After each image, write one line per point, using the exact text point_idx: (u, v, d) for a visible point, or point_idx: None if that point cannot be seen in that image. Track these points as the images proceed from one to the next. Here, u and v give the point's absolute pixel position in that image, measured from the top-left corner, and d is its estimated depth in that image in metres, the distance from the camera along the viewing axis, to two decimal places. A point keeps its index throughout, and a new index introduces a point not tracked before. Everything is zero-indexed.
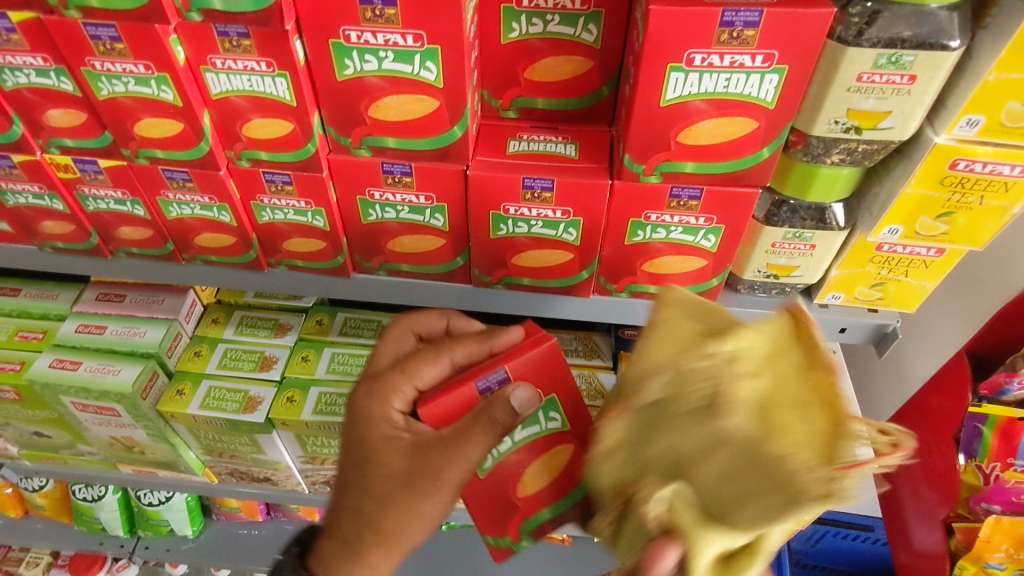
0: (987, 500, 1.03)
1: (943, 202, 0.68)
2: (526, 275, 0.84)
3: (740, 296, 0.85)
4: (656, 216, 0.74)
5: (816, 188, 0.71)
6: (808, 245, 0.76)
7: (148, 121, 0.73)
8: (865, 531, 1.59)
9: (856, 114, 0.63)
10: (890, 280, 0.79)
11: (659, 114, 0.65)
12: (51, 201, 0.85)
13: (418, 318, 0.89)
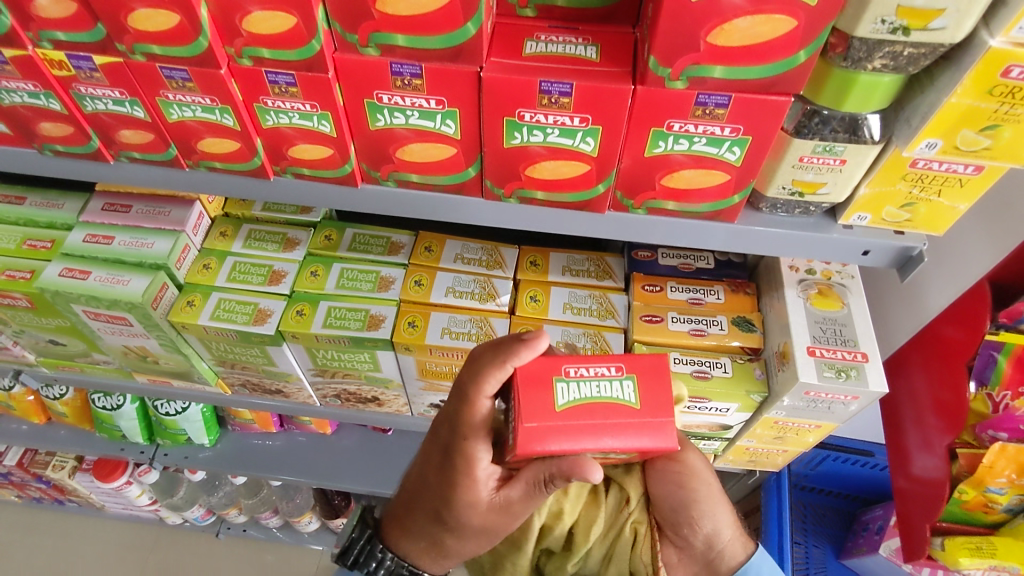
0: (994, 427, 1.03)
1: (990, 113, 0.63)
2: (540, 187, 0.81)
3: (761, 215, 0.82)
4: (678, 125, 0.70)
5: (854, 96, 0.67)
6: (837, 160, 0.72)
7: (142, 12, 0.69)
8: (865, 457, 1.62)
9: (906, 11, 0.58)
10: (921, 201, 0.75)
11: (690, 9, 0.60)
12: (48, 101, 0.82)
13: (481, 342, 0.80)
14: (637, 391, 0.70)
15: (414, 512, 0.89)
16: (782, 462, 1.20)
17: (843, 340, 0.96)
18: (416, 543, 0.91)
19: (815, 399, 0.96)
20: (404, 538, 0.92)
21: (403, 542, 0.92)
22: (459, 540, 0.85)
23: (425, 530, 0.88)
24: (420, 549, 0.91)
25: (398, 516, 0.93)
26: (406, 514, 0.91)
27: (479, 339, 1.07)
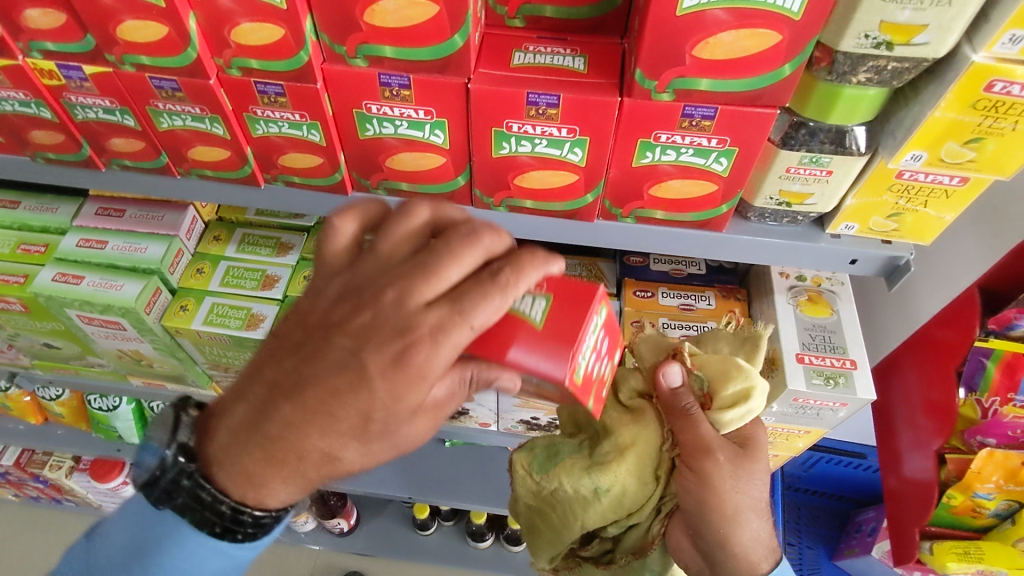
0: (982, 433, 1.05)
1: (973, 126, 0.64)
2: (529, 196, 0.81)
3: (749, 224, 0.83)
4: (665, 136, 0.71)
5: (839, 108, 0.67)
6: (824, 171, 0.72)
7: (130, 24, 0.69)
8: (858, 458, 1.63)
9: (889, 27, 0.58)
10: (908, 211, 0.75)
11: (675, 24, 0.61)
12: (38, 110, 0.82)
13: (470, 247, 0.54)
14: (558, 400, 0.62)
15: (271, 406, 0.57)
16: (772, 466, 1.20)
17: (831, 346, 0.97)
18: (244, 484, 0.61)
19: (804, 406, 0.96)
20: (201, 446, 0.65)
21: (218, 473, 0.63)
22: (252, 461, 0.60)
23: (259, 442, 0.58)
24: (247, 477, 0.61)
25: (217, 406, 0.66)
26: (243, 412, 0.60)
27: None
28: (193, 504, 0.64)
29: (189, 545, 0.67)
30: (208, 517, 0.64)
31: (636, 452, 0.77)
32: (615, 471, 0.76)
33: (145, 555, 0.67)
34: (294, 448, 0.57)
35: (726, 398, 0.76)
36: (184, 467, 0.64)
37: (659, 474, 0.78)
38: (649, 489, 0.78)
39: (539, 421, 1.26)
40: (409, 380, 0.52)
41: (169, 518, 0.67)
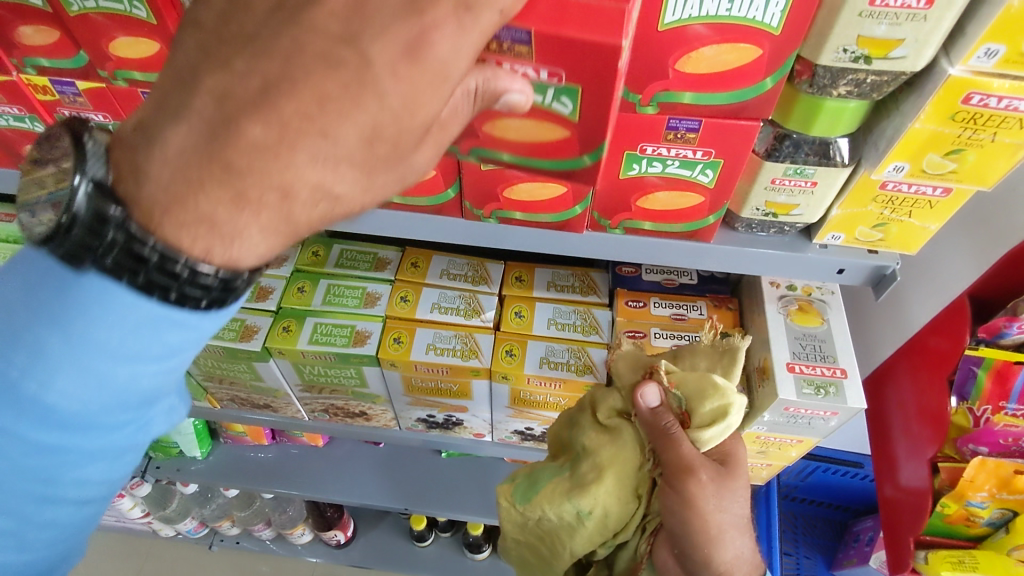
0: (974, 442, 1.04)
1: (953, 138, 0.64)
2: (519, 208, 0.82)
3: (737, 235, 0.84)
4: (651, 149, 0.71)
5: (821, 120, 0.68)
6: (809, 182, 0.73)
7: (123, 40, 0.70)
8: (853, 467, 1.63)
9: (866, 41, 0.59)
10: (893, 221, 0.76)
11: (657, 39, 0.61)
12: (33, 124, 0.83)
13: None
14: (579, 103, 0.58)
15: (235, 129, 0.43)
16: (766, 476, 1.20)
17: (822, 355, 0.97)
18: (203, 230, 0.45)
19: (795, 416, 0.96)
20: (127, 164, 0.46)
21: (169, 229, 0.45)
22: (209, 202, 0.44)
23: (217, 173, 0.43)
24: (211, 227, 0.45)
25: (142, 128, 0.46)
26: (186, 137, 0.44)
27: (464, 355, 1.08)
28: (129, 268, 0.46)
29: (122, 312, 0.48)
30: (151, 282, 0.46)
31: (615, 475, 0.80)
32: (595, 493, 0.79)
33: (57, 330, 0.47)
34: (273, 174, 0.43)
35: (705, 415, 0.78)
36: (111, 217, 0.45)
37: (640, 493, 0.81)
38: (631, 509, 0.81)
39: (533, 431, 1.26)
40: (428, 78, 0.44)
41: (91, 290, 0.47)
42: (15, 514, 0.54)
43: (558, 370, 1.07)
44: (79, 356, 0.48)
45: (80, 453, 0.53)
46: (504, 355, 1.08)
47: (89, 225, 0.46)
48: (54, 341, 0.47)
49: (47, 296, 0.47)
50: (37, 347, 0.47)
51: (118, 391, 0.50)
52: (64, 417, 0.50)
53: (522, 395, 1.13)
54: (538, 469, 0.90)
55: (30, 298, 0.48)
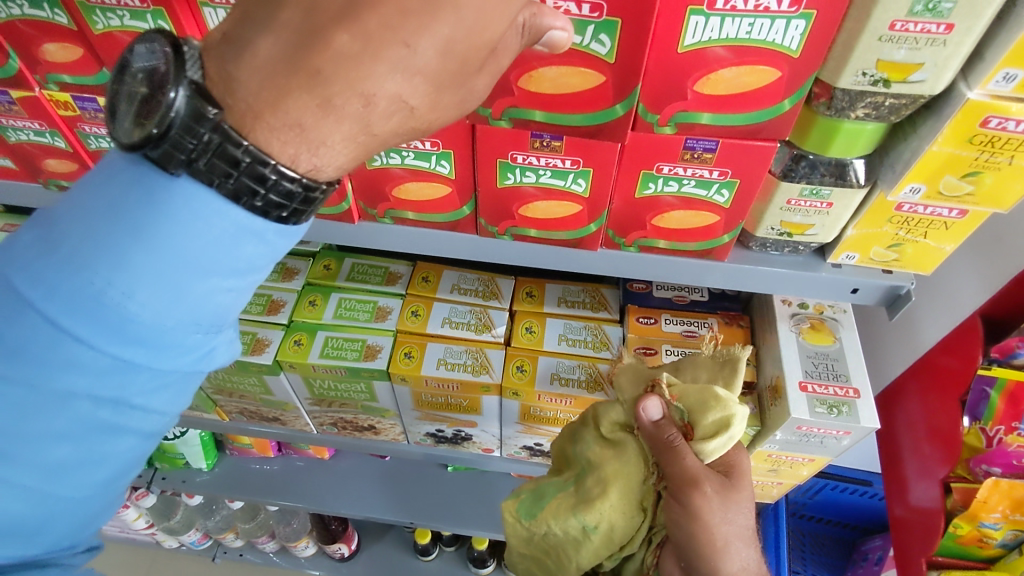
0: (987, 462, 1.02)
1: (970, 160, 0.65)
2: (533, 225, 0.82)
3: (751, 253, 0.84)
4: (668, 168, 0.72)
5: (838, 142, 0.68)
6: (825, 203, 0.73)
7: None
8: (862, 486, 1.62)
9: (886, 66, 0.59)
10: (908, 242, 0.76)
11: (676, 60, 0.62)
12: (53, 139, 0.84)
13: None
14: (616, 42, 0.60)
15: (323, 39, 0.44)
16: (777, 494, 1.19)
17: (834, 374, 0.97)
18: (292, 136, 0.47)
19: (807, 434, 0.96)
20: (215, 73, 0.47)
21: (262, 132, 0.47)
22: (297, 106, 0.46)
23: (304, 79, 0.45)
24: (301, 135, 0.47)
25: (225, 38, 0.47)
26: (272, 46, 0.45)
27: (475, 370, 1.08)
28: (224, 174, 0.47)
29: (210, 220, 0.49)
30: (242, 186, 0.48)
31: (619, 489, 0.81)
32: (600, 508, 0.81)
33: (145, 237, 0.48)
34: (354, 84, 0.44)
35: (708, 427, 0.77)
36: (210, 117, 0.47)
37: (645, 506, 0.82)
38: (637, 522, 0.82)
39: (542, 447, 1.26)
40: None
41: (182, 198, 0.48)
42: (81, 438, 0.52)
43: (569, 387, 1.07)
44: (166, 264, 0.48)
45: (150, 373, 0.52)
46: (515, 371, 1.08)
47: (182, 125, 0.46)
48: (139, 249, 0.48)
49: (131, 203, 0.48)
50: (123, 253, 0.47)
51: (196, 304, 0.50)
52: (143, 328, 0.49)
53: (532, 411, 1.13)
54: (543, 484, 0.92)
55: (112, 211, 0.48)
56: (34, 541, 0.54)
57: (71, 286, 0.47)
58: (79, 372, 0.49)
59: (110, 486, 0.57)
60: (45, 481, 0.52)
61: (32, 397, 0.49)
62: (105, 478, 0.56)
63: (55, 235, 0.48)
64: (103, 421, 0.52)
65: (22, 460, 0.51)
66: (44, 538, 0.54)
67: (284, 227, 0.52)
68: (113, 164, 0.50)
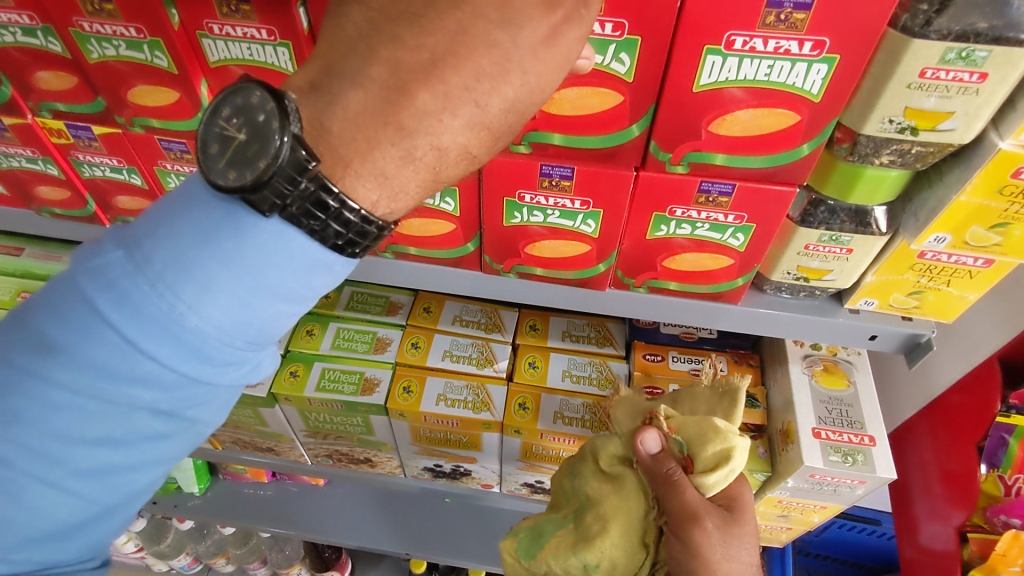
0: (1006, 512, 1.00)
1: (999, 211, 0.62)
2: (539, 264, 0.79)
3: (765, 297, 0.81)
4: (681, 211, 0.69)
5: (860, 189, 0.65)
6: (844, 249, 0.71)
7: (142, 88, 0.68)
8: (871, 525, 1.57)
9: (913, 113, 0.57)
10: (929, 290, 0.73)
11: (692, 99, 0.59)
12: (45, 166, 0.81)
13: None
14: (636, 60, 0.57)
15: (405, 95, 0.45)
16: (785, 539, 1.15)
17: (849, 421, 0.93)
18: (376, 185, 0.47)
19: (821, 483, 0.92)
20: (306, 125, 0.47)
21: (350, 181, 0.47)
22: (383, 158, 0.46)
23: (392, 133, 0.45)
24: (380, 184, 0.47)
25: (312, 87, 0.47)
26: (358, 102, 0.46)
27: (476, 408, 1.05)
28: (311, 217, 0.46)
29: (292, 252, 0.47)
30: (328, 229, 0.47)
31: (621, 524, 0.78)
32: (600, 547, 0.77)
33: (235, 262, 0.46)
34: (431, 137, 0.46)
35: (708, 460, 0.72)
36: (310, 166, 0.46)
37: (647, 541, 0.79)
38: (638, 558, 0.79)
39: (543, 485, 1.22)
40: (554, 63, 0.46)
41: (268, 234, 0.46)
42: (132, 446, 0.49)
43: (572, 427, 1.03)
44: (246, 288, 0.46)
45: (210, 388, 0.49)
46: (517, 409, 1.05)
47: (284, 173, 0.45)
48: (224, 273, 0.45)
49: (220, 230, 0.46)
50: (206, 274, 0.45)
51: (265, 326, 0.49)
52: (215, 347, 0.47)
53: (533, 449, 1.09)
54: (541, 521, 0.89)
55: (199, 234, 0.46)
56: (65, 548, 0.50)
57: (152, 303, 0.45)
58: (147, 386, 0.46)
59: (140, 497, 0.54)
60: (87, 488, 0.49)
61: (97, 406, 0.46)
62: (140, 486, 0.52)
63: (136, 255, 0.46)
64: (153, 430, 0.49)
65: (66, 466, 0.47)
66: (70, 546, 0.51)
67: (354, 263, 0.51)
68: (200, 192, 0.48)
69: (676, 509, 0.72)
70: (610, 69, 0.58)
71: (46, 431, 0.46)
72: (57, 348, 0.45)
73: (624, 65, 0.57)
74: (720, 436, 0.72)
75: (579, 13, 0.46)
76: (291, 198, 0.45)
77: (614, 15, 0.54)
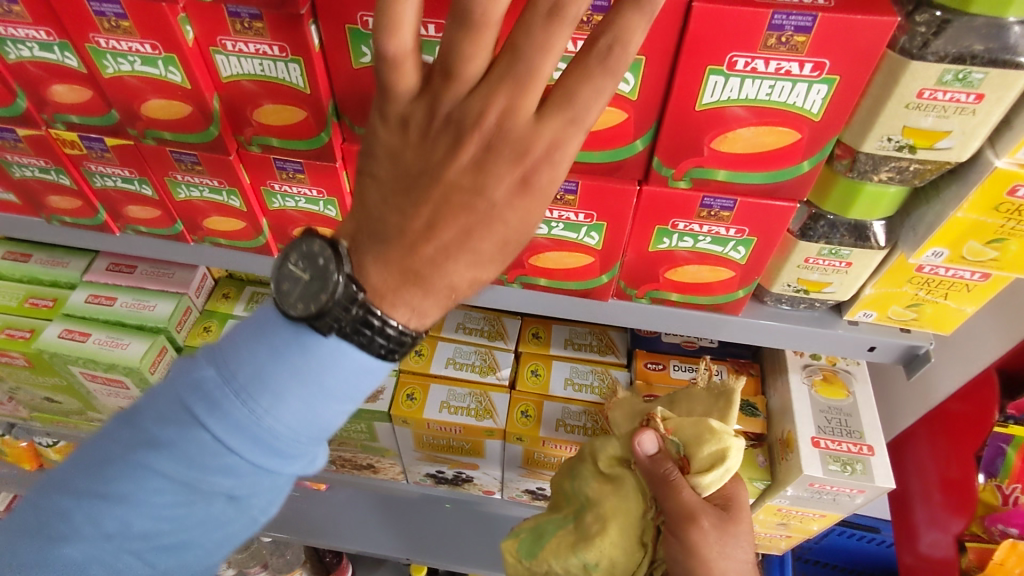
0: (1004, 522, 0.98)
1: (996, 228, 0.63)
2: (544, 275, 0.80)
3: (766, 308, 0.82)
4: (683, 225, 0.70)
5: (859, 205, 0.67)
6: (843, 262, 0.72)
7: (155, 102, 0.69)
8: (870, 533, 1.58)
9: (912, 132, 0.58)
10: (927, 302, 0.74)
11: (694, 117, 0.60)
12: (58, 176, 0.82)
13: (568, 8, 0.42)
14: (641, 79, 0.58)
15: (410, 251, 0.47)
16: (784, 547, 1.16)
17: (848, 430, 0.94)
18: (417, 313, 0.49)
19: (820, 492, 0.93)
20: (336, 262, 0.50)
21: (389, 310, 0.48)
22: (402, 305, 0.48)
23: (411, 285, 0.48)
24: (415, 316, 0.49)
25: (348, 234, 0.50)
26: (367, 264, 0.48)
27: (479, 415, 1.06)
28: (362, 334, 0.49)
29: (353, 363, 0.50)
30: (378, 343, 0.49)
31: (620, 524, 0.79)
32: (599, 545, 0.79)
33: (304, 372, 0.49)
34: (444, 281, 0.47)
35: (703, 460, 0.74)
36: (356, 291, 0.48)
37: (645, 540, 0.80)
38: (637, 557, 0.80)
39: (544, 491, 1.22)
40: (537, 205, 0.46)
41: (332, 351, 0.50)
42: (202, 535, 0.52)
43: (574, 435, 1.04)
44: (314, 395, 0.50)
45: (278, 480, 0.52)
46: (520, 417, 1.06)
47: (335, 303, 0.47)
48: (295, 383, 0.49)
49: (290, 346, 0.50)
50: (282, 386, 0.49)
51: (329, 426, 0.52)
52: (284, 446, 0.51)
53: (535, 456, 1.10)
54: (542, 522, 0.89)
55: (271, 349, 0.50)
56: None
57: (232, 413, 0.49)
58: (219, 483, 0.50)
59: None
60: (160, 568, 0.51)
61: (177, 499, 0.50)
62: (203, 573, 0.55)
63: (216, 369, 0.50)
64: (223, 517, 0.52)
65: (142, 554, 0.50)
66: None
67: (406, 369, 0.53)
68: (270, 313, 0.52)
69: (673, 510, 0.73)
70: (615, 88, 0.59)
71: (130, 521, 0.49)
72: (152, 446, 0.50)
73: (629, 83, 0.59)
74: (715, 436, 0.74)
75: (551, 153, 0.45)
76: (346, 324, 0.48)
77: None
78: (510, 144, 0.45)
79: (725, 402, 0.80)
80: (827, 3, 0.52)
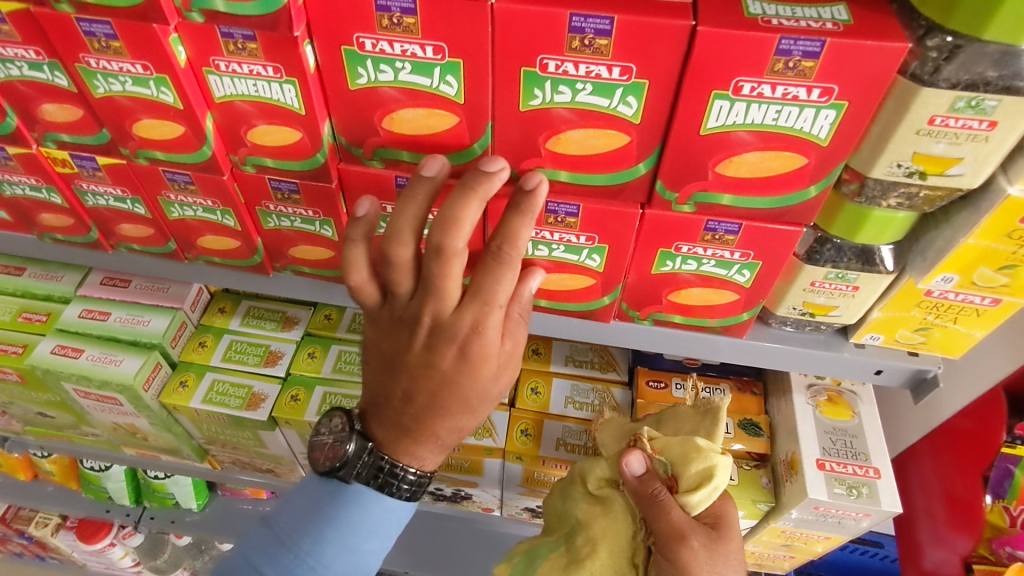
0: (1012, 544, 0.98)
1: (1007, 254, 0.62)
2: (544, 296, 0.79)
3: (771, 330, 0.80)
4: (687, 248, 0.69)
5: (867, 229, 0.65)
6: (851, 286, 0.70)
7: (147, 122, 0.68)
8: (873, 547, 1.56)
9: (922, 158, 0.57)
10: (936, 326, 0.73)
11: (698, 141, 0.59)
12: (49, 194, 0.81)
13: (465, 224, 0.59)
14: (643, 103, 0.57)
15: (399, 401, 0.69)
16: (788, 567, 1.14)
17: (853, 452, 0.93)
18: (427, 454, 0.71)
19: (826, 515, 0.91)
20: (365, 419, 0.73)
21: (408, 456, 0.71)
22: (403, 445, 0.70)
23: (409, 435, 0.70)
24: (430, 451, 0.71)
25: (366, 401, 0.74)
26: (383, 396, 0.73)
27: (477, 434, 1.04)
28: (380, 477, 0.71)
29: (375, 505, 0.73)
30: (399, 487, 0.72)
31: (609, 545, 0.78)
32: (591, 568, 0.77)
33: (338, 523, 0.71)
34: (435, 429, 0.69)
35: (692, 479, 0.73)
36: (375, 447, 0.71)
37: (637, 562, 0.77)
38: None
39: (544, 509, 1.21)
40: (479, 369, 0.65)
41: (360, 497, 0.72)
42: None
43: (574, 454, 1.03)
44: (346, 537, 0.71)
45: None
46: (519, 435, 1.04)
47: (357, 459, 0.71)
48: (331, 531, 0.71)
49: (327, 500, 0.72)
50: (322, 534, 0.71)
51: (364, 560, 0.73)
52: None
53: (535, 475, 1.08)
54: (535, 545, 0.87)
55: (315, 505, 0.73)
56: None
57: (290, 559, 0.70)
58: None
59: None
60: None
61: None
62: None
63: (275, 528, 0.73)
64: None
65: None
66: None
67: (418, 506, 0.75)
68: (311, 482, 0.75)
69: (662, 529, 0.71)
70: (617, 112, 0.58)
71: None
72: None
73: (630, 107, 0.57)
74: (701, 454, 0.73)
75: (478, 328, 0.63)
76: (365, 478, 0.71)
77: (622, 60, 0.54)
78: (442, 328, 0.65)
79: (710, 419, 0.79)
80: (836, 27, 0.51)
